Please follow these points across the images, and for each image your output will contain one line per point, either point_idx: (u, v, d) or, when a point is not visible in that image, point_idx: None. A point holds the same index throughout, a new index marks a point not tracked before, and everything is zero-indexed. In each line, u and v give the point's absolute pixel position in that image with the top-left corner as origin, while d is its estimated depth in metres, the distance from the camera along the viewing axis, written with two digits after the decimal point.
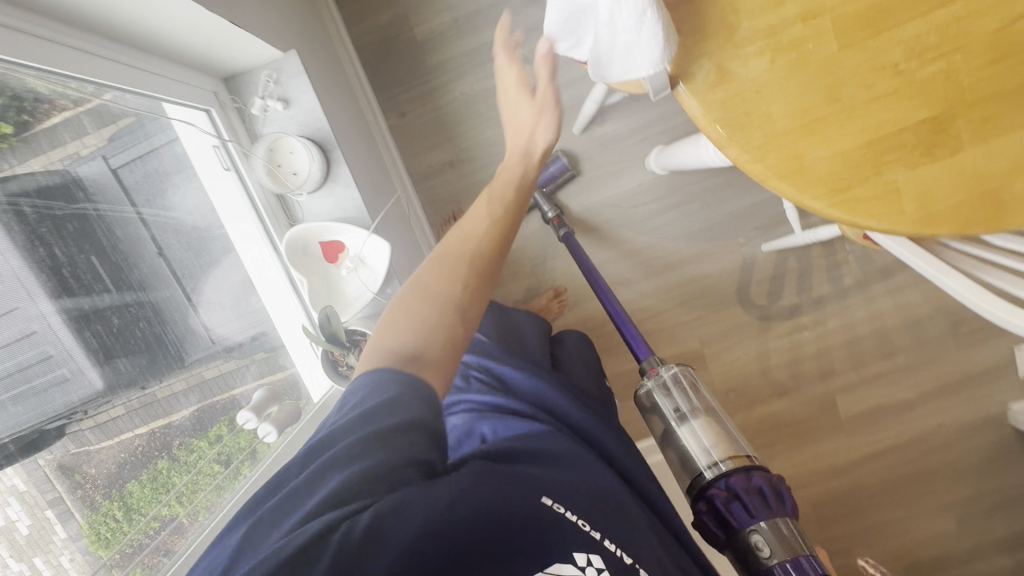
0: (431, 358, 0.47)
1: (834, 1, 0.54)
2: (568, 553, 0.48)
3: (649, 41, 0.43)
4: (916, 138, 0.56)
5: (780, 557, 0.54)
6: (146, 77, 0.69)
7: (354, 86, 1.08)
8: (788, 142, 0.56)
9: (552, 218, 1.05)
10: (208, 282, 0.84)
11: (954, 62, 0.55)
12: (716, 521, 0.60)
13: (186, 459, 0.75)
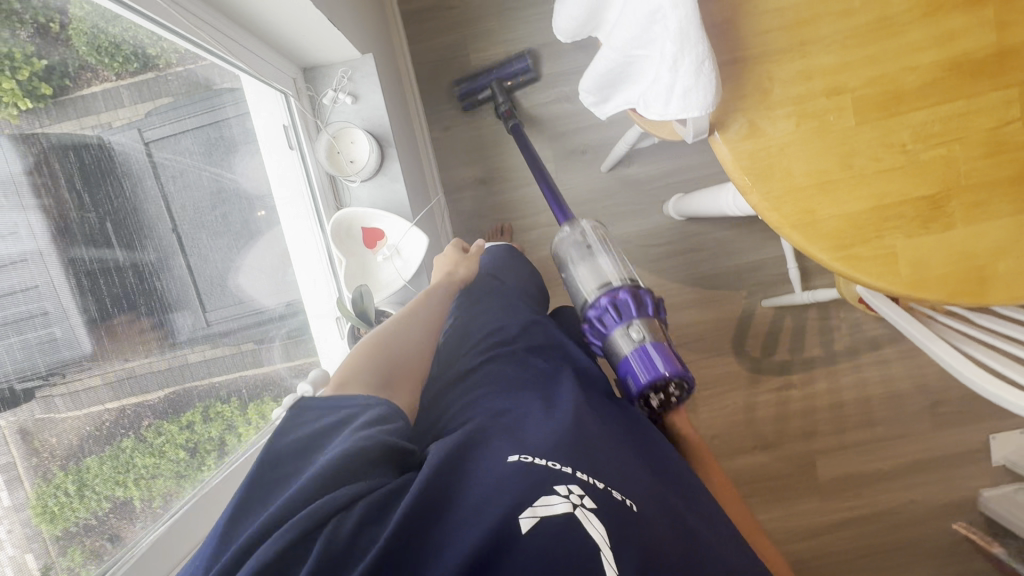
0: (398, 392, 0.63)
1: (857, 83, 0.62)
2: (548, 487, 0.49)
3: (704, 86, 0.49)
4: (915, 212, 0.63)
5: (645, 340, 0.71)
6: (232, 44, 0.74)
7: (407, 95, 1.16)
8: (803, 197, 0.63)
9: (504, 110, 1.12)
10: (246, 253, 0.88)
11: (954, 150, 0.62)
12: (600, 323, 0.75)
13: (154, 442, 0.68)
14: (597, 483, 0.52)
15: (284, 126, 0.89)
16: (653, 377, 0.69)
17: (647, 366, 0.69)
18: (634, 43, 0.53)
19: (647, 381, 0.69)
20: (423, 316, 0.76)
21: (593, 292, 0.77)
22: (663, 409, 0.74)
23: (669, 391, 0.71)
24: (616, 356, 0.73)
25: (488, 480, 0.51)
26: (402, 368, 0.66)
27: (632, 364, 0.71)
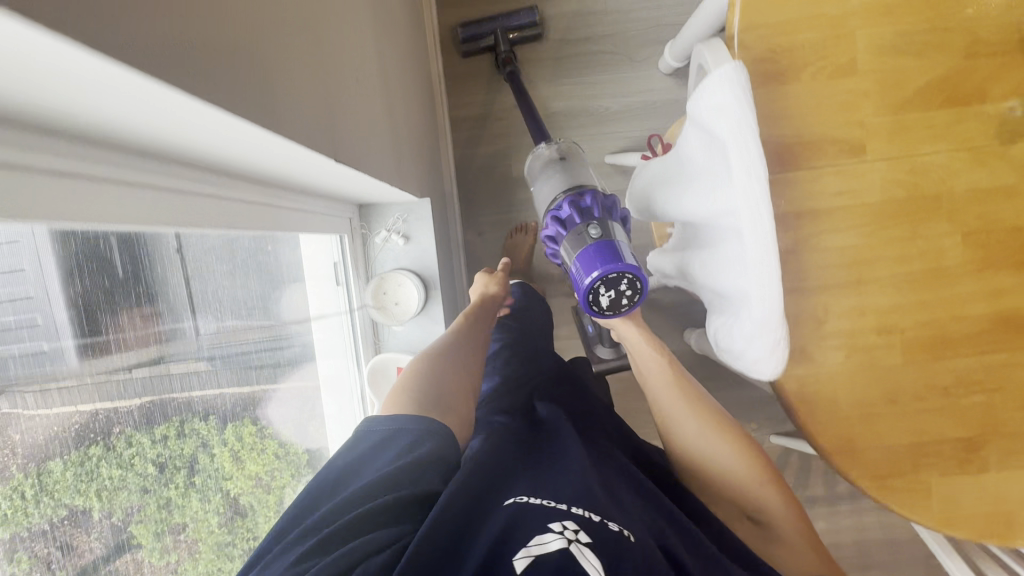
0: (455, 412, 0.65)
1: (907, 325, 0.63)
2: (544, 525, 0.50)
3: (776, 358, 0.51)
4: (952, 451, 0.65)
5: (603, 236, 0.69)
6: (280, 210, 0.72)
7: (448, 213, 1.19)
8: (847, 426, 0.65)
9: (504, 56, 1.12)
10: (286, 380, 0.89)
11: (993, 399, 0.64)
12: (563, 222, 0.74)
13: (120, 453, 0.57)
14: (592, 513, 0.52)
15: (334, 263, 0.95)
16: (602, 264, 0.65)
17: (600, 257, 0.66)
18: (712, 278, 0.55)
19: (597, 274, 0.66)
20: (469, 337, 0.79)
21: (562, 197, 0.78)
22: (614, 311, 0.69)
23: (619, 287, 0.67)
24: (570, 249, 0.71)
25: (493, 522, 0.52)
26: (455, 397, 0.67)
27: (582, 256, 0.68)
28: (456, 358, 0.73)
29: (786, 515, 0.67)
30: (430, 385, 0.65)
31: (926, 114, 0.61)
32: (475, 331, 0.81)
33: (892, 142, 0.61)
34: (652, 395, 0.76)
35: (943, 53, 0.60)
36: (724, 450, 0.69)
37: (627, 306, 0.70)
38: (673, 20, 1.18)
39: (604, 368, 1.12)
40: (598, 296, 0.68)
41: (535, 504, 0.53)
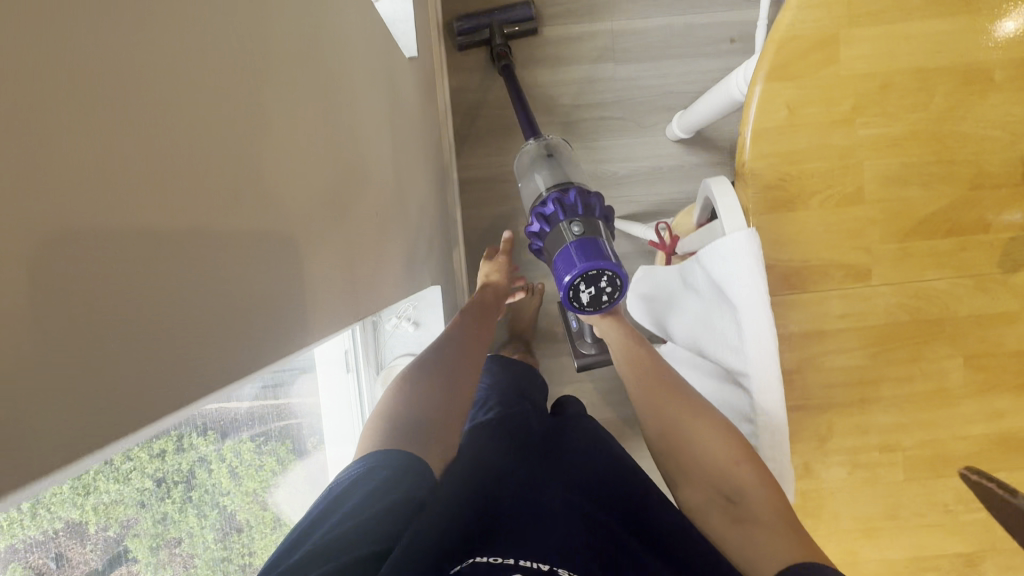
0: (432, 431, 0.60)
1: (908, 442, 0.64)
2: None
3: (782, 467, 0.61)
4: (952, 564, 0.67)
5: (581, 234, 0.70)
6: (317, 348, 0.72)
7: (454, 285, 1.19)
8: (850, 540, 0.67)
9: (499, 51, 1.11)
10: (292, 475, 0.86)
11: (993, 516, 0.65)
12: (545, 219, 0.75)
13: (120, 469, 0.52)
14: (539, 563, 0.52)
15: (346, 350, 0.96)
16: (584, 260, 0.67)
17: (584, 254, 0.68)
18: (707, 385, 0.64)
19: (575, 272, 0.68)
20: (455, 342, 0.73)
21: (545, 193, 0.79)
22: (594, 307, 0.71)
23: (602, 283, 0.69)
24: (555, 245, 0.72)
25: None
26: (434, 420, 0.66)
27: (569, 252, 0.70)
28: (441, 369, 0.67)
29: (759, 493, 0.58)
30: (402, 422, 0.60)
31: (931, 242, 0.62)
32: (464, 326, 0.77)
33: (897, 267, 0.62)
34: (626, 378, 0.75)
35: (948, 185, 0.61)
36: (696, 418, 0.65)
37: (606, 302, 0.72)
38: (683, 89, 1.20)
39: (583, 362, 1.15)
40: (579, 291, 0.70)
41: (482, 560, 0.53)
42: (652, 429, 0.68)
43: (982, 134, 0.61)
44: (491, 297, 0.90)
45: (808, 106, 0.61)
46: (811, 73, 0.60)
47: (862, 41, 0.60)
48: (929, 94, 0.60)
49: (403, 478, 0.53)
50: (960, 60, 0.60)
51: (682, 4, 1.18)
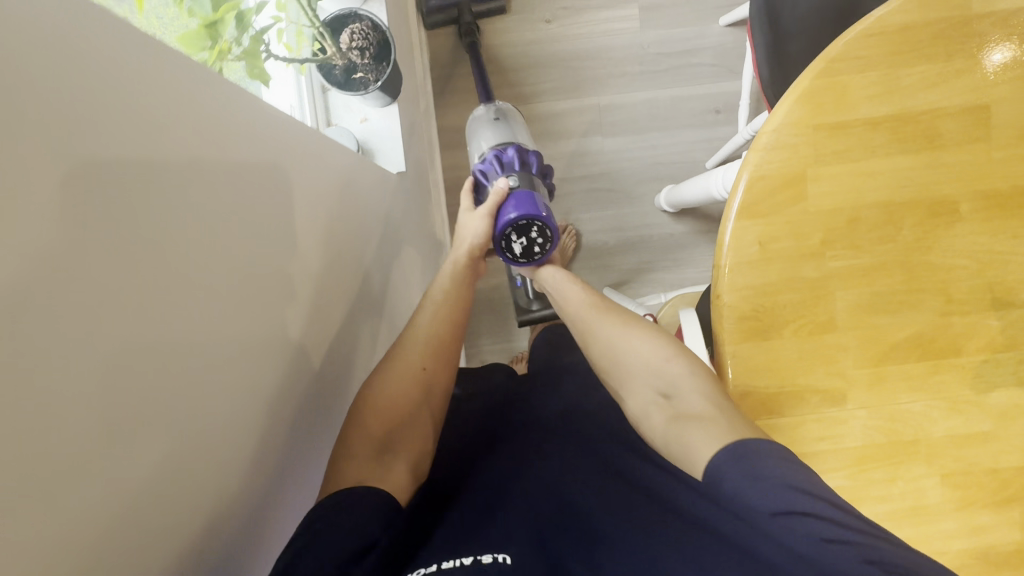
0: (392, 442, 0.64)
1: None
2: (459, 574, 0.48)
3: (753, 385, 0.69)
4: None
5: (519, 186, 0.77)
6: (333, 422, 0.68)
7: None
8: None
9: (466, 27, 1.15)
10: None
11: None
12: (485, 174, 0.83)
13: None
14: (460, 560, 0.50)
15: None
16: (515, 212, 0.74)
17: (518, 205, 0.75)
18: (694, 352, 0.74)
19: (512, 218, 0.74)
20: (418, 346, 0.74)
21: (488, 149, 0.86)
22: (527, 255, 0.79)
23: (532, 233, 0.77)
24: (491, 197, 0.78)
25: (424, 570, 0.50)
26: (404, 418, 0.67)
27: (502, 206, 0.77)
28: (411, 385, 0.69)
29: (692, 381, 0.60)
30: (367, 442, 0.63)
31: (904, 367, 0.64)
32: (432, 329, 0.75)
33: (871, 391, 0.64)
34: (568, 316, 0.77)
35: (918, 312, 0.63)
36: (626, 341, 0.69)
37: (538, 252, 0.79)
38: (671, 159, 1.22)
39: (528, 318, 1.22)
40: (511, 241, 0.78)
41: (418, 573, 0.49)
42: (594, 351, 0.71)
43: (950, 264, 0.63)
44: (470, 263, 0.81)
45: (778, 240, 0.63)
46: (779, 210, 0.62)
47: (828, 179, 0.62)
48: (896, 226, 0.62)
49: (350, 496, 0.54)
50: (926, 192, 0.62)
51: (666, 78, 1.21)
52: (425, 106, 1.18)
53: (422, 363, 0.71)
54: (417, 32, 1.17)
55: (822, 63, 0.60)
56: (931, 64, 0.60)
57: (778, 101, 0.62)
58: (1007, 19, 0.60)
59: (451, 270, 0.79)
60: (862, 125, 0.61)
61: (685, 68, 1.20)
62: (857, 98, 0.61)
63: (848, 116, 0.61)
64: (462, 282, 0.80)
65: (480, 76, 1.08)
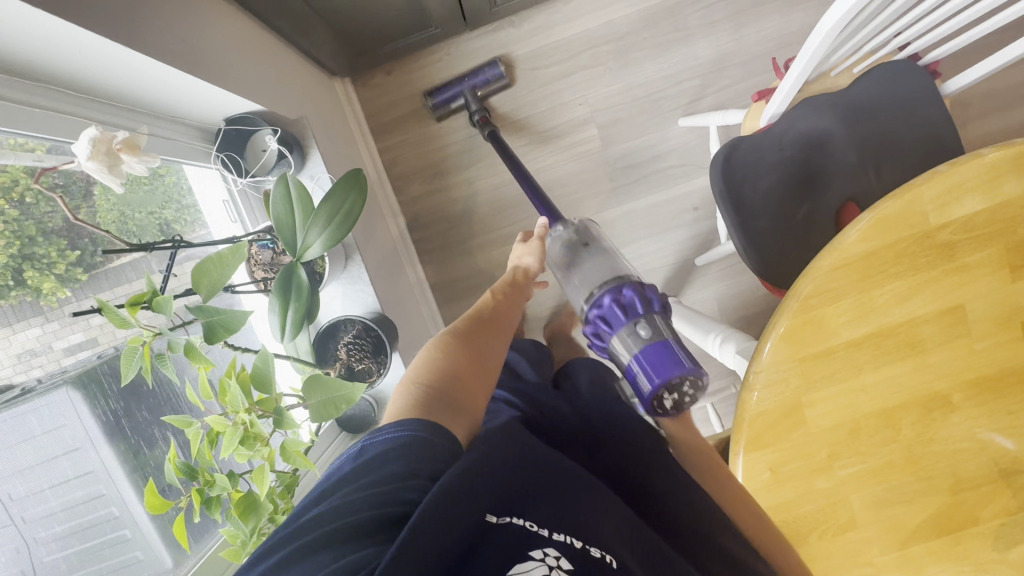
0: (457, 397, 0.53)
1: None
2: (523, 553, 0.37)
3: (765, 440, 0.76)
4: None
5: (649, 337, 0.66)
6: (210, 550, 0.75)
7: None
8: None
9: (479, 117, 1.11)
10: None
11: None
12: (604, 323, 0.70)
13: None
14: (570, 537, 0.39)
15: None
16: (659, 376, 0.63)
17: (657, 363, 0.65)
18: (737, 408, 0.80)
19: (659, 381, 0.64)
20: (472, 321, 0.67)
21: (594, 294, 0.72)
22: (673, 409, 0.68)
23: (682, 388, 0.64)
24: (622, 354, 0.68)
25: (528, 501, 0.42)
26: (463, 374, 0.57)
27: (637, 364, 0.66)
28: (464, 340, 0.62)
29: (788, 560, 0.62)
30: (425, 393, 0.52)
31: (925, 544, 0.68)
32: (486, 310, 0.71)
33: (901, 571, 0.68)
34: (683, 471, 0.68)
35: (930, 497, 0.67)
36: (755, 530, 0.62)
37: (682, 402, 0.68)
38: (662, 264, 1.23)
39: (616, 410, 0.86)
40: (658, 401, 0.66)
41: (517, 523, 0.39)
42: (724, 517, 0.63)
43: (953, 449, 0.66)
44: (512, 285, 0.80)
45: (788, 464, 0.66)
46: (784, 438, 0.65)
47: (823, 401, 0.65)
48: (896, 427, 0.66)
49: (423, 438, 0.44)
50: (917, 393, 0.65)
51: (639, 188, 1.21)
52: (416, 274, 1.21)
53: (475, 333, 0.65)
54: (387, 205, 1.18)
55: (795, 302, 0.63)
56: (900, 279, 0.62)
57: (760, 341, 0.65)
58: (966, 223, 0.61)
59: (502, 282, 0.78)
60: (845, 347, 0.64)
61: (656, 174, 1.21)
62: (835, 325, 0.63)
63: (829, 343, 0.64)
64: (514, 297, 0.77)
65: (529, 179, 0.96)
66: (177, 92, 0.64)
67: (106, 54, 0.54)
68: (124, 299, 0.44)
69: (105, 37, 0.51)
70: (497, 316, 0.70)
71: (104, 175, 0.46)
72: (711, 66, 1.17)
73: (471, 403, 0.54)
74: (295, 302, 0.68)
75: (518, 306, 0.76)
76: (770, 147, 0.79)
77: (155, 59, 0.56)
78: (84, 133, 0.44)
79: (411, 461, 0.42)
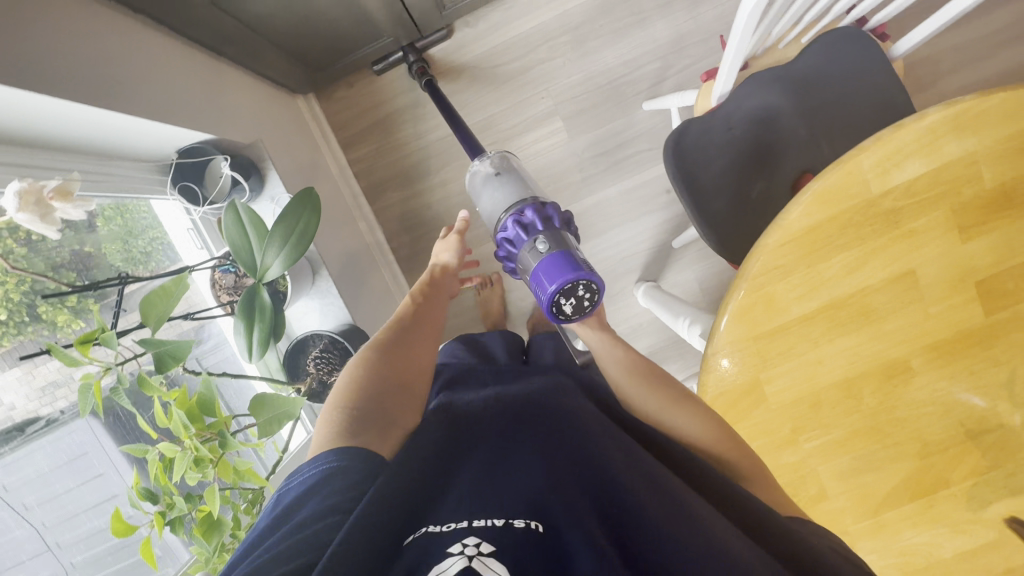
0: (381, 413, 0.57)
1: None
2: (442, 552, 0.38)
3: None
4: None
5: (549, 248, 0.63)
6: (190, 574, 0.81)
7: None
8: None
9: (416, 69, 1.10)
10: None
11: None
12: (510, 243, 0.67)
13: None
14: (494, 521, 0.41)
15: None
16: (554, 283, 0.60)
17: (553, 272, 0.61)
18: None
19: (555, 287, 0.60)
20: (398, 327, 0.69)
21: (503, 217, 0.70)
22: (582, 315, 0.64)
23: (579, 293, 0.61)
24: (524, 269, 0.65)
25: (460, 501, 0.44)
26: (386, 386, 0.60)
27: (537, 274, 0.63)
28: (387, 348, 0.65)
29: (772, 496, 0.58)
30: (346, 412, 0.56)
31: (899, 510, 0.68)
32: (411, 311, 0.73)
33: (877, 538, 0.69)
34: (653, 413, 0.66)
35: (899, 463, 0.67)
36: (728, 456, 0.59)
37: (591, 308, 0.64)
38: (639, 249, 1.24)
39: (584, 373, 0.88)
40: (562, 309, 0.63)
41: (431, 531, 0.41)
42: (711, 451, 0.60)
43: (917, 413, 0.66)
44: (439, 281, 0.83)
45: (754, 440, 0.67)
46: (746, 416, 0.66)
47: (781, 376, 0.65)
48: (857, 398, 0.66)
49: (342, 473, 0.48)
50: (876, 361, 0.65)
51: (608, 175, 1.22)
52: (395, 281, 1.23)
53: (401, 340, 0.67)
54: (361, 216, 1.20)
55: (745, 283, 0.63)
56: (847, 250, 0.62)
57: (715, 319, 0.65)
58: (909, 188, 0.61)
59: (425, 278, 0.80)
60: (798, 321, 0.64)
61: (624, 160, 1.21)
62: (786, 302, 0.64)
63: (783, 318, 0.64)
64: (436, 291, 0.79)
65: (458, 121, 0.97)
66: (127, 134, 0.67)
67: (52, 111, 0.56)
68: (73, 338, 0.47)
69: (55, 98, 0.53)
70: (424, 316, 0.73)
71: (37, 224, 0.50)
72: (670, 47, 1.16)
73: (398, 417, 0.58)
74: (259, 321, 0.70)
75: (445, 302, 0.79)
76: (718, 127, 0.79)
77: (119, 113, 0.61)
78: (10, 188, 0.48)
79: (340, 499, 0.45)
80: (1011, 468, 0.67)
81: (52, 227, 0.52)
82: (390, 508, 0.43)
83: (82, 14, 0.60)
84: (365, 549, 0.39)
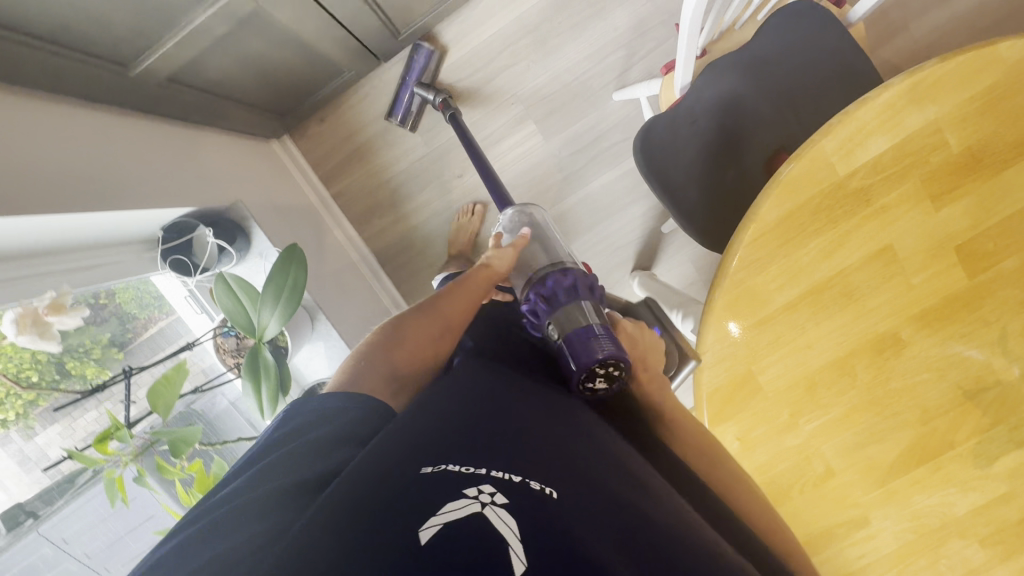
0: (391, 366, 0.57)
1: None
2: (454, 492, 0.36)
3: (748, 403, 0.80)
4: None
5: (563, 332, 0.57)
6: None
7: None
8: None
9: (438, 103, 1.10)
10: None
11: None
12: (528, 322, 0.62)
13: None
14: (511, 474, 0.38)
15: None
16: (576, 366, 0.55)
17: (573, 355, 0.55)
18: None
19: (578, 368, 0.55)
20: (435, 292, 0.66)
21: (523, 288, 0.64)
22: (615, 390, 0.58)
23: (607, 373, 0.55)
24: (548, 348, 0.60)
25: (470, 439, 0.42)
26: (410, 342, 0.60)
27: (560, 355, 0.58)
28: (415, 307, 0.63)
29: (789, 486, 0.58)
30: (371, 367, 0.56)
31: (908, 476, 0.69)
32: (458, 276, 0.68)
33: (889, 506, 0.69)
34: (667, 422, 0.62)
35: (901, 430, 0.68)
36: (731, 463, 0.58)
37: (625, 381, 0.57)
38: (629, 240, 1.24)
39: None
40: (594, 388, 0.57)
41: (453, 469, 0.38)
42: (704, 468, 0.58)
43: (912, 382, 0.67)
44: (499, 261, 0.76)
45: (755, 429, 0.68)
46: (743, 407, 0.68)
47: (774, 367, 0.67)
48: (851, 373, 0.67)
49: (344, 413, 0.48)
50: (866, 335, 0.66)
51: (589, 171, 1.21)
52: (394, 306, 1.25)
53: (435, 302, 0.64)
54: (351, 246, 1.22)
55: (726, 279, 0.64)
56: (822, 235, 0.63)
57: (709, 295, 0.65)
58: (875, 165, 0.61)
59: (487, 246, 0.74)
60: (782, 310, 0.65)
61: (601, 153, 1.20)
62: (768, 293, 0.64)
63: (766, 310, 0.65)
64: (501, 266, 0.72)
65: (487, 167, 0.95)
66: (115, 225, 0.69)
67: (46, 223, 0.59)
68: (91, 441, 0.55)
69: (46, 211, 0.56)
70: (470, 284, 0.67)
71: (38, 340, 0.55)
72: (633, 34, 1.15)
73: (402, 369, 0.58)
74: (265, 378, 0.73)
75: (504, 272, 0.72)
76: (683, 121, 0.78)
77: (118, 210, 0.65)
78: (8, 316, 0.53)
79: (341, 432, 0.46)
80: (1012, 422, 0.67)
81: (53, 339, 0.56)
82: (404, 442, 0.42)
83: (58, 117, 0.62)
84: (356, 488, 0.37)
